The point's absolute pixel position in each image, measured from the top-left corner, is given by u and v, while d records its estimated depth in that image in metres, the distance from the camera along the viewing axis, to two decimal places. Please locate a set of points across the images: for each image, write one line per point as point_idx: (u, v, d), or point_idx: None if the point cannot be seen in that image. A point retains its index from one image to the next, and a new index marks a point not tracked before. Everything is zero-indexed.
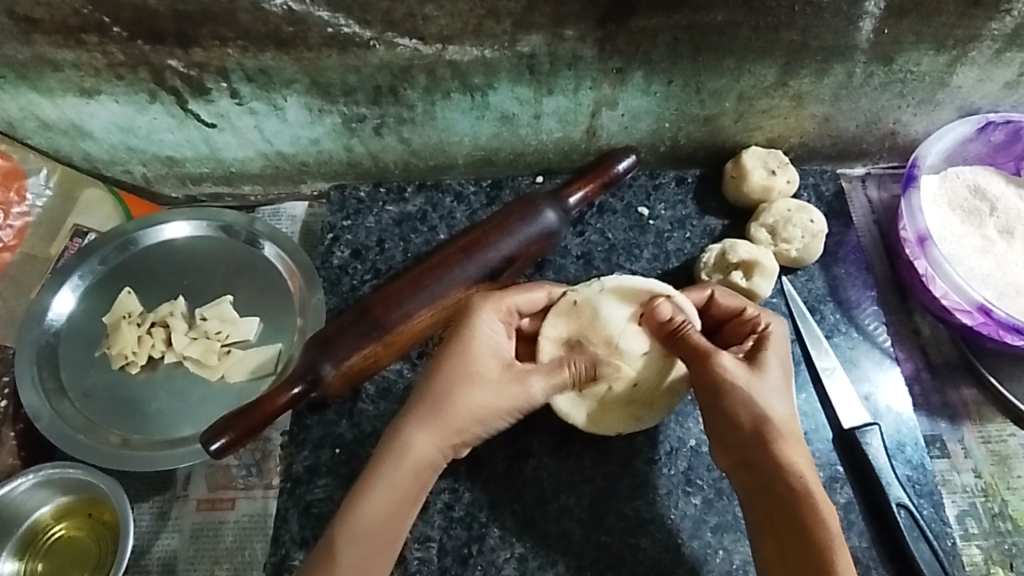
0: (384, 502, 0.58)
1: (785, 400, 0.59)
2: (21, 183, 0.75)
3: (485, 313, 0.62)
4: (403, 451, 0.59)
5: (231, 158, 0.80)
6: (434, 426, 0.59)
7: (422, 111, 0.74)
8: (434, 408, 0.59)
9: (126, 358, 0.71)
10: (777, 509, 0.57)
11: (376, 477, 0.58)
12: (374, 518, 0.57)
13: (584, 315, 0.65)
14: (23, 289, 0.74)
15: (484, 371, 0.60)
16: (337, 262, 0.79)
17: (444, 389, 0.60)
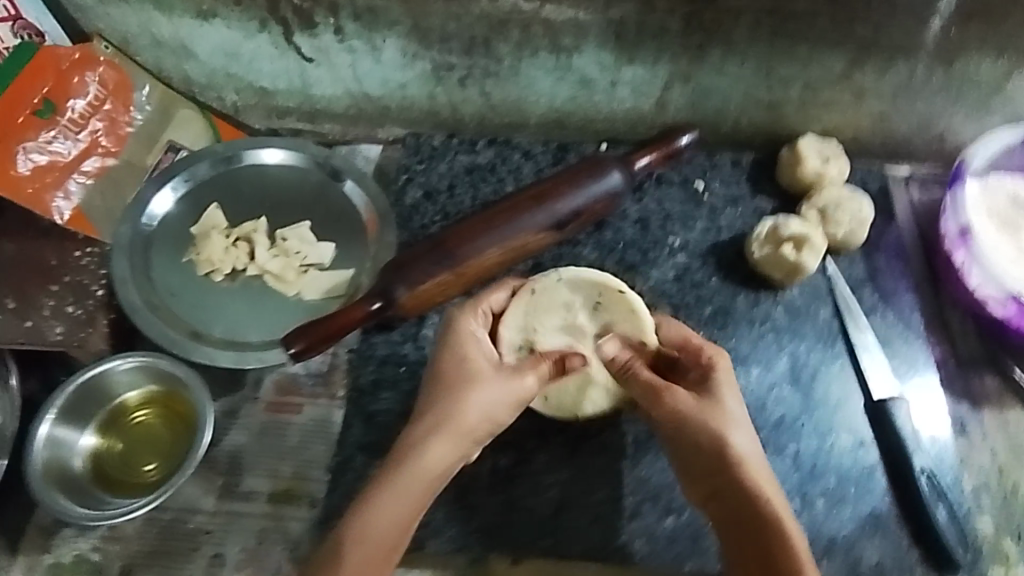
0: (396, 513, 0.58)
1: (747, 428, 0.62)
2: (129, 96, 0.80)
3: (468, 317, 0.67)
4: (416, 455, 0.60)
5: (320, 94, 0.85)
6: (447, 434, 0.61)
7: (508, 66, 0.79)
8: (445, 417, 0.61)
9: (211, 265, 0.76)
10: (748, 543, 0.60)
11: (384, 487, 0.59)
12: (383, 531, 0.58)
13: (540, 303, 0.71)
14: (121, 192, 0.79)
15: (486, 370, 0.63)
16: (410, 201, 0.84)
17: (449, 399, 0.61)
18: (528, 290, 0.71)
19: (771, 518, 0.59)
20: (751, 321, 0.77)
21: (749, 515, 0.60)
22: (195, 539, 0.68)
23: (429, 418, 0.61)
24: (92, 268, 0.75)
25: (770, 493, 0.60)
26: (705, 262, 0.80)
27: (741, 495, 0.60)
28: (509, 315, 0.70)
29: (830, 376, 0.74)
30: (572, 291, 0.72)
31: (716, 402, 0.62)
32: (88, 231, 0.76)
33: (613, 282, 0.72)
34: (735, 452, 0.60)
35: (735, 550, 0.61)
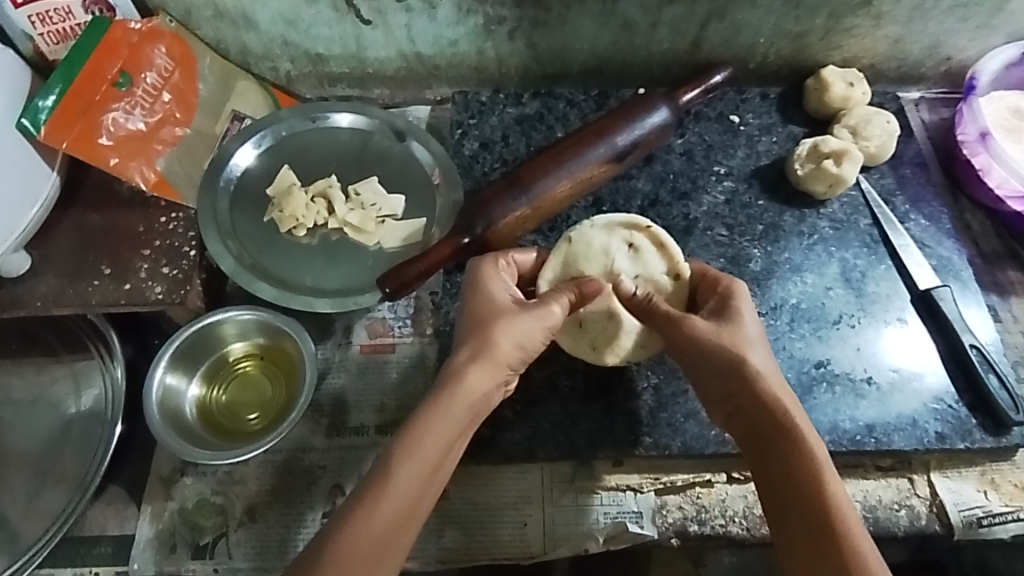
0: (442, 436, 0.58)
1: (765, 353, 0.63)
2: (193, 69, 0.82)
3: (493, 269, 0.68)
4: (457, 382, 0.60)
5: (373, 58, 0.89)
6: (487, 359, 0.61)
7: (556, 15, 0.84)
8: (483, 342, 0.61)
9: (295, 221, 0.79)
10: (771, 455, 0.60)
11: (429, 410, 0.59)
12: (430, 458, 0.58)
13: (578, 252, 0.73)
14: (196, 160, 0.81)
15: (507, 305, 0.64)
16: (468, 152, 0.89)
17: (487, 326, 0.62)
18: (563, 241, 0.73)
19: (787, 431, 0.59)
20: (800, 233, 0.84)
21: (769, 429, 0.60)
22: (313, 475, 0.72)
23: (466, 350, 0.61)
24: (180, 232, 0.76)
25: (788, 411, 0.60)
26: (750, 185, 0.87)
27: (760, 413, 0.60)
28: (547, 268, 0.72)
29: (878, 276, 0.81)
30: (608, 237, 0.74)
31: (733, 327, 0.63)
32: (171, 197, 0.78)
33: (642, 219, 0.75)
34: (752, 368, 0.61)
35: (756, 462, 0.61)
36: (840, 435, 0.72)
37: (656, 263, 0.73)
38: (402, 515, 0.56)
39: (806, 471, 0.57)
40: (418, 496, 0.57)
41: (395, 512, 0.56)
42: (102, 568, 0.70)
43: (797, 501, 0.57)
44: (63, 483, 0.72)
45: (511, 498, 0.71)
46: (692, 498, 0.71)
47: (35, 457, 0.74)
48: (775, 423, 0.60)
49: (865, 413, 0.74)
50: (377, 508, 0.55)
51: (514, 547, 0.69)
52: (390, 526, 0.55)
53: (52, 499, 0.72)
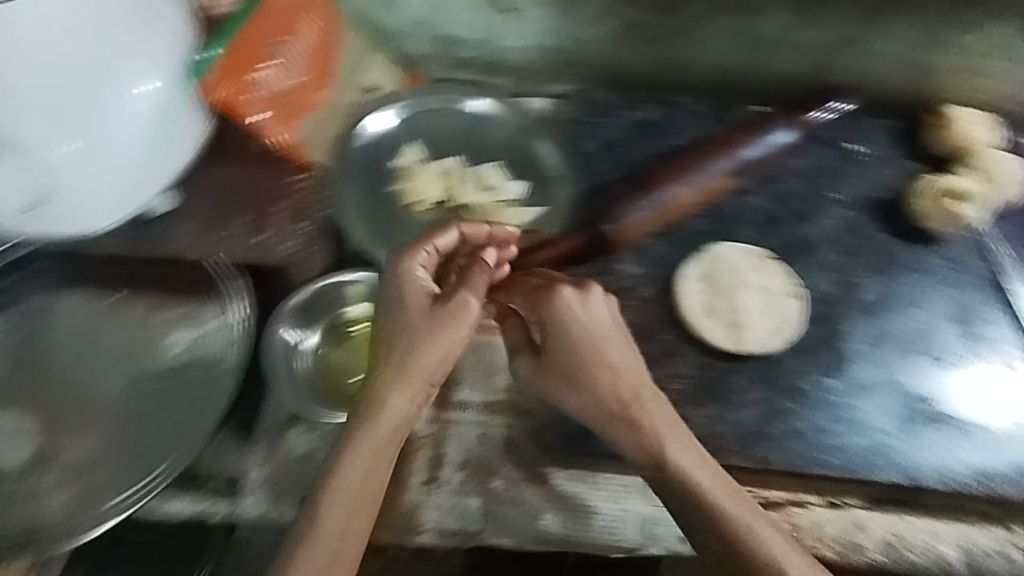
0: (364, 466, 0.60)
1: (602, 350, 0.66)
2: (336, 38, 0.84)
3: (410, 261, 0.65)
4: (379, 407, 0.61)
5: (503, 48, 0.91)
6: (400, 383, 0.62)
7: (693, 26, 0.85)
8: (402, 364, 0.62)
9: (419, 197, 0.81)
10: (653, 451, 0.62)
11: (349, 441, 0.60)
12: (354, 487, 0.59)
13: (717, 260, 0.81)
14: (328, 126, 0.84)
15: (422, 311, 0.64)
16: (586, 151, 0.90)
17: (400, 345, 0.63)
18: (700, 252, 0.82)
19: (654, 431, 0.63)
20: (914, 268, 0.83)
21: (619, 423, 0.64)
22: (418, 443, 0.73)
23: (388, 368, 0.63)
24: None
25: (666, 419, 0.64)
26: (866, 214, 0.87)
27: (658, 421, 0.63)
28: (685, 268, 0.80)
29: (990, 319, 0.81)
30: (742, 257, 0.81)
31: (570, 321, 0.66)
32: (303, 159, 0.81)
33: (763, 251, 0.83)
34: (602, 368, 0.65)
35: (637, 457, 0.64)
36: (944, 474, 0.72)
37: (774, 280, 0.80)
38: (343, 537, 0.58)
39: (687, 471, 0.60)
40: (351, 524, 0.58)
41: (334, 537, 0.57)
42: (216, 501, 0.69)
43: (695, 509, 0.59)
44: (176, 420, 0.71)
45: (610, 493, 0.71)
46: (787, 515, 0.71)
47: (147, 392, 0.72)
48: (660, 429, 0.63)
49: (970, 456, 0.73)
50: (315, 537, 0.57)
51: (610, 542, 0.70)
52: (335, 551, 0.57)
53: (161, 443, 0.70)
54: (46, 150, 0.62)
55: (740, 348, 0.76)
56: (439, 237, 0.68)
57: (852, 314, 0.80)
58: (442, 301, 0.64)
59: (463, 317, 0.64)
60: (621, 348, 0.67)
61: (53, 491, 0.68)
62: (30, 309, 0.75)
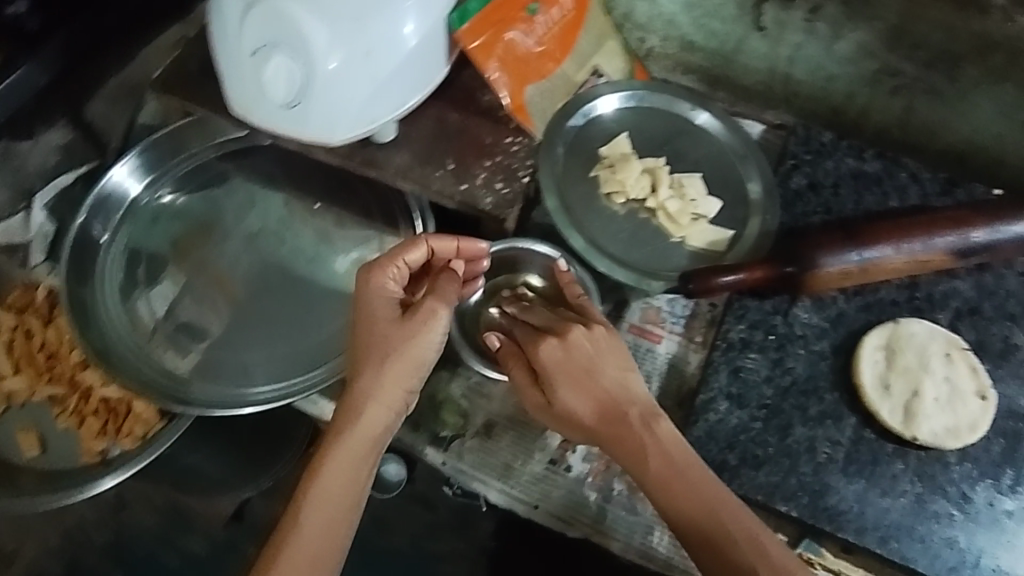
0: (343, 473, 0.60)
1: (600, 376, 0.61)
2: (582, 16, 0.85)
3: (377, 273, 0.63)
4: (354, 415, 0.61)
5: (741, 64, 0.89)
6: (380, 395, 0.61)
7: (958, 88, 0.79)
8: (374, 363, 0.61)
9: (618, 188, 0.81)
10: (679, 504, 0.57)
11: (326, 453, 0.60)
12: (334, 492, 0.59)
13: (904, 338, 0.74)
14: (552, 98, 0.85)
15: (396, 321, 0.62)
16: (794, 186, 0.86)
17: (376, 355, 0.61)
18: (891, 321, 0.76)
19: (670, 456, 0.59)
20: None
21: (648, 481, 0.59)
22: None
23: (363, 379, 0.61)
24: (520, 155, 0.80)
25: (669, 448, 0.59)
26: None
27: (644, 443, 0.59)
28: (870, 333, 0.75)
29: None
30: (936, 342, 0.74)
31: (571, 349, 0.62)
32: (524, 123, 0.82)
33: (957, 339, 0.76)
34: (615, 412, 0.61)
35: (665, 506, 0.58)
36: None
37: (966, 379, 0.73)
38: (324, 543, 0.58)
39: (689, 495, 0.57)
40: (331, 523, 0.59)
41: (314, 535, 0.58)
42: None
43: (713, 549, 0.55)
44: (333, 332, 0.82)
45: None
46: None
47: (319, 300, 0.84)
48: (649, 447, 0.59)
49: None
50: (296, 532, 0.58)
51: None
52: (319, 548, 0.58)
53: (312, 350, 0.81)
54: (320, 59, 0.69)
55: (910, 434, 0.70)
56: (419, 256, 0.65)
57: None
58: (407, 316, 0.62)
59: (434, 334, 0.62)
60: (626, 381, 0.62)
61: (217, 357, 0.81)
62: (239, 200, 0.88)
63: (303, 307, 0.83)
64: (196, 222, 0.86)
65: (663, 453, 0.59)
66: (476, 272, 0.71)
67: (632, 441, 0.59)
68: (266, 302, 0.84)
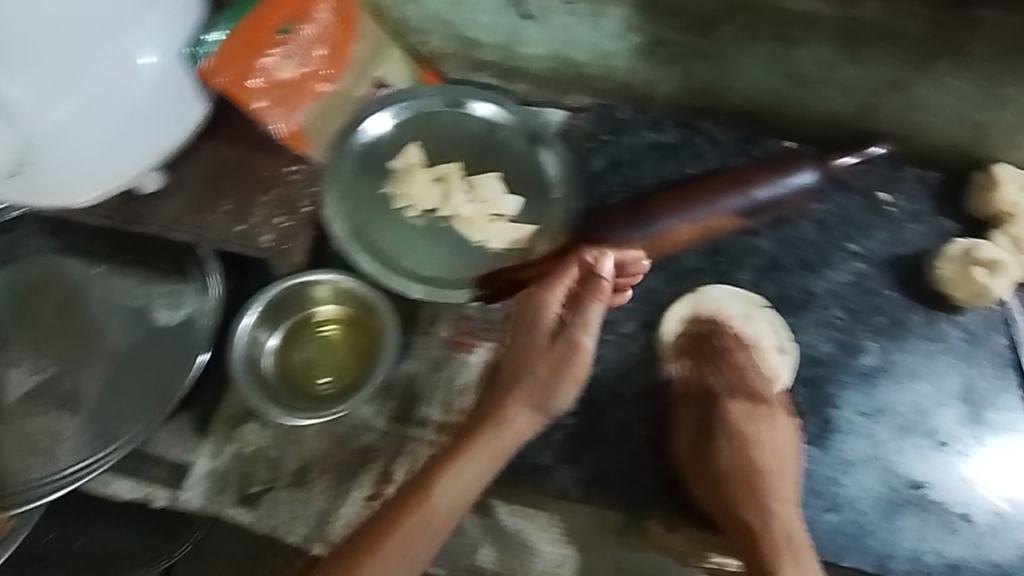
0: (478, 470, 0.63)
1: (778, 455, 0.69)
2: (354, 28, 0.80)
3: (544, 294, 0.66)
4: (501, 420, 0.64)
5: (523, 52, 0.86)
6: (535, 400, 0.64)
7: (724, 50, 0.78)
8: (511, 379, 0.65)
9: (409, 201, 0.80)
10: (734, 509, 0.66)
11: (466, 449, 0.64)
12: (468, 481, 0.63)
13: (702, 306, 0.76)
14: (332, 118, 0.81)
15: (545, 348, 0.64)
16: (593, 169, 0.85)
17: (523, 362, 0.65)
18: (689, 293, 0.76)
19: (766, 502, 0.66)
20: (926, 337, 0.77)
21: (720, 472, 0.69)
22: (366, 456, 0.72)
23: (513, 390, 0.64)
24: (300, 184, 0.78)
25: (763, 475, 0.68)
26: (883, 274, 0.81)
27: (720, 451, 0.70)
28: (671, 307, 0.76)
29: (1003, 404, 0.74)
30: (734, 304, 0.76)
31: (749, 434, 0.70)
32: (302, 150, 0.78)
33: (756, 297, 0.76)
34: (745, 437, 0.70)
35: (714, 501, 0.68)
36: (918, 567, 0.67)
37: (763, 336, 0.74)
38: (432, 523, 0.62)
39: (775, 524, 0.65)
40: (459, 507, 0.63)
41: (428, 519, 0.62)
42: (156, 489, 0.72)
43: (744, 536, 0.65)
44: (143, 397, 0.73)
45: (552, 535, 0.69)
46: None
47: (132, 361, 0.75)
48: (772, 504, 0.66)
49: (953, 550, 0.68)
50: (398, 525, 0.61)
51: None
52: (414, 532, 0.61)
53: (117, 416, 0.73)
54: (34, 117, 0.62)
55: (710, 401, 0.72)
56: (600, 286, 0.65)
57: (847, 379, 0.75)
58: (568, 333, 0.64)
59: (582, 350, 0.64)
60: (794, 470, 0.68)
61: (57, 437, 0.72)
62: (29, 262, 0.79)
63: (124, 371, 0.75)
64: (30, 288, 0.78)
65: (777, 470, 0.68)
66: (625, 284, 0.72)
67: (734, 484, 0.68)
68: (87, 368, 0.75)
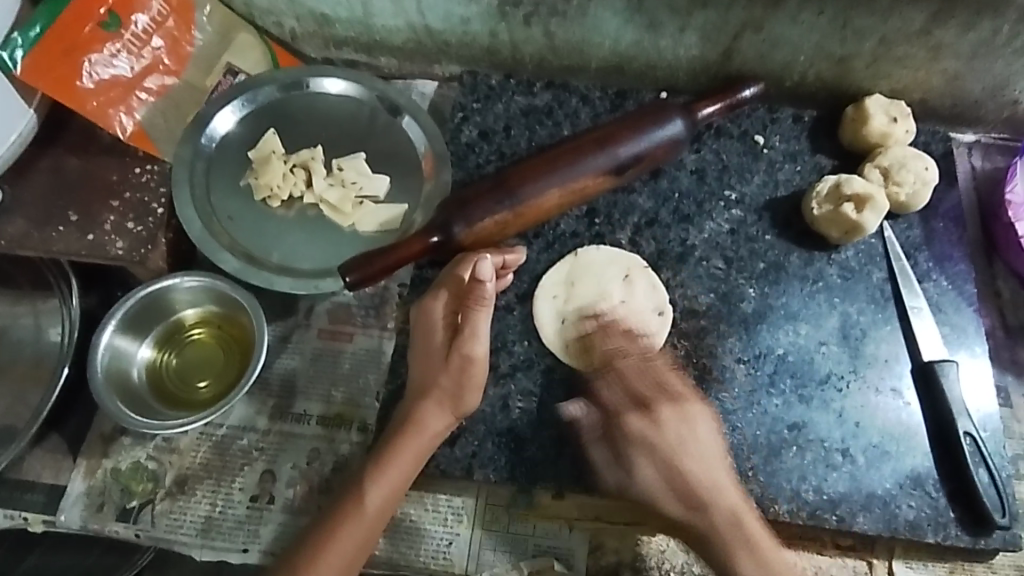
0: (394, 478, 0.63)
1: (708, 465, 0.65)
2: (190, 17, 0.78)
3: (429, 302, 0.67)
4: (413, 426, 0.64)
5: (380, 26, 0.83)
6: (445, 404, 0.65)
7: (577, 5, 0.76)
8: (423, 387, 0.66)
9: (270, 191, 0.77)
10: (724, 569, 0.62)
11: (382, 453, 0.64)
12: (388, 490, 0.63)
13: (581, 268, 0.75)
14: (181, 113, 0.79)
15: (442, 356, 0.66)
16: (465, 140, 0.83)
17: (431, 370, 0.66)
18: (570, 254, 0.75)
19: (743, 533, 0.62)
20: (804, 277, 0.77)
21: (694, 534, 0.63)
22: (248, 457, 0.71)
23: (425, 398, 0.65)
24: (153, 186, 0.74)
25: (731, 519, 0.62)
26: (761, 217, 0.80)
27: (645, 463, 0.65)
28: (551, 270, 0.75)
29: (881, 337, 0.75)
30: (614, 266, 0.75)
31: (684, 460, 0.64)
32: (149, 149, 0.75)
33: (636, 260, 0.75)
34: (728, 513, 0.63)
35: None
36: (800, 506, 0.68)
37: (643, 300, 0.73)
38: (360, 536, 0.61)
39: (781, 571, 0.61)
40: (393, 501, 0.63)
41: (365, 523, 0.61)
42: (32, 515, 0.70)
43: None
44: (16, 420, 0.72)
45: (441, 515, 0.70)
46: (631, 544, 0.69)
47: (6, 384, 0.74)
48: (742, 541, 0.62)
49: (833, 486, 0.69)
50: (338, 530, 0.61)
51: (436, 563, 0.69)
52: (354, 538, 0.61)
53: None
54: None
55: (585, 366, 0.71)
56: (478, 290, 0.63)
57: (726, 327, 0.74)
58: (460, 337, 0.65)
59: (472, 355, 0.65)
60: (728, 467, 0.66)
61: None
62: None
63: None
64: None
65: (735, 503, 0.63)
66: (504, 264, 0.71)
67: (708, 529, 0.63)
68: None
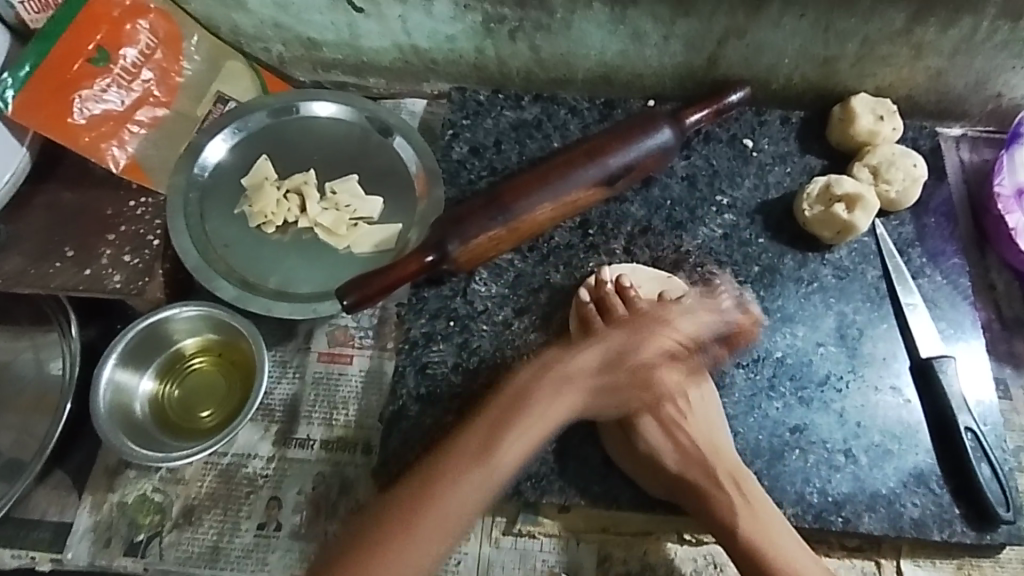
0: (515, 454, 0.57)
1: (716, 431, 0.67)
2: (179, 48, 0.79)
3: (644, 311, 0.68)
4: (526, 412, 0.60)
5: (369, 48, 0.83)
6: (566, 393, 0.62)
7: (561, 19, 0.77)
8: (556, 380, 0.62)
9: (264, 218, 0.77)
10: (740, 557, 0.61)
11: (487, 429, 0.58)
12: (502, 465, 0.56)
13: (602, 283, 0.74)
14: (174, 143, 0.79)
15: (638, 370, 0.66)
16: (456, 156, 0.83)
17: (614, 374, 0.65)
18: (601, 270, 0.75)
19: (740, 487, 0.63)
20: (799, 279, 0.77)
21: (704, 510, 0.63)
22: (254, 484, 0.71)
23: (562, 390, 0.62)
24: (147, 218, 0.75)
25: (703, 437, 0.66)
26: (753, 221, 0.80)
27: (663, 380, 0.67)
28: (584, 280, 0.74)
29: (877, 335, 0.75)
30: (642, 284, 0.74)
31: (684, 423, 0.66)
32: (142, 181, 0.76)
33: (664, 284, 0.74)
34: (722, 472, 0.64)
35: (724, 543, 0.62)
36: (805, 508, 0.68)
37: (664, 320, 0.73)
38: (448, 519, 0.54)
39: (768, 540, 0.61)
40: (495, 485, 0.56)
41: (455, 502, 0.54)
42: (39, 554, 0.70)
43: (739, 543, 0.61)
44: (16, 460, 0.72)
45: None
46: (639, 554, 0.69)
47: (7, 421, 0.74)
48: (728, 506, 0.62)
49: (838, 488, 0.69)
50: (425, 512, 0.54)
51: None
52: (444, 522, 0.54)
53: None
54: None
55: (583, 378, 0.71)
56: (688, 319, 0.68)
57: None
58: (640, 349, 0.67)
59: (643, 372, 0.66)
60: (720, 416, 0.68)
61: None
62: None
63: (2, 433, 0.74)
64: None
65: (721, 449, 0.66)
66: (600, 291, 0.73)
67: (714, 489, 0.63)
68: None
